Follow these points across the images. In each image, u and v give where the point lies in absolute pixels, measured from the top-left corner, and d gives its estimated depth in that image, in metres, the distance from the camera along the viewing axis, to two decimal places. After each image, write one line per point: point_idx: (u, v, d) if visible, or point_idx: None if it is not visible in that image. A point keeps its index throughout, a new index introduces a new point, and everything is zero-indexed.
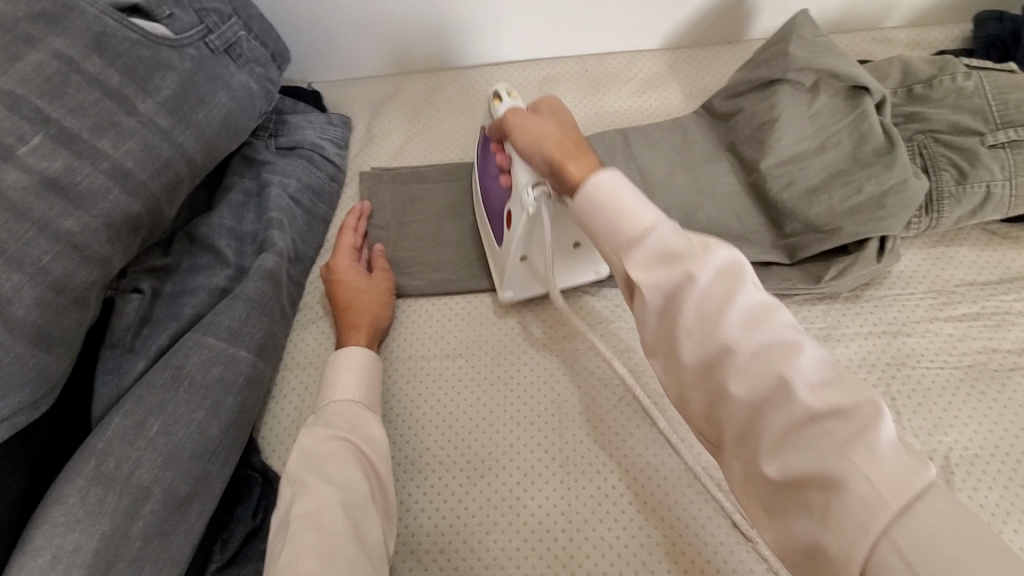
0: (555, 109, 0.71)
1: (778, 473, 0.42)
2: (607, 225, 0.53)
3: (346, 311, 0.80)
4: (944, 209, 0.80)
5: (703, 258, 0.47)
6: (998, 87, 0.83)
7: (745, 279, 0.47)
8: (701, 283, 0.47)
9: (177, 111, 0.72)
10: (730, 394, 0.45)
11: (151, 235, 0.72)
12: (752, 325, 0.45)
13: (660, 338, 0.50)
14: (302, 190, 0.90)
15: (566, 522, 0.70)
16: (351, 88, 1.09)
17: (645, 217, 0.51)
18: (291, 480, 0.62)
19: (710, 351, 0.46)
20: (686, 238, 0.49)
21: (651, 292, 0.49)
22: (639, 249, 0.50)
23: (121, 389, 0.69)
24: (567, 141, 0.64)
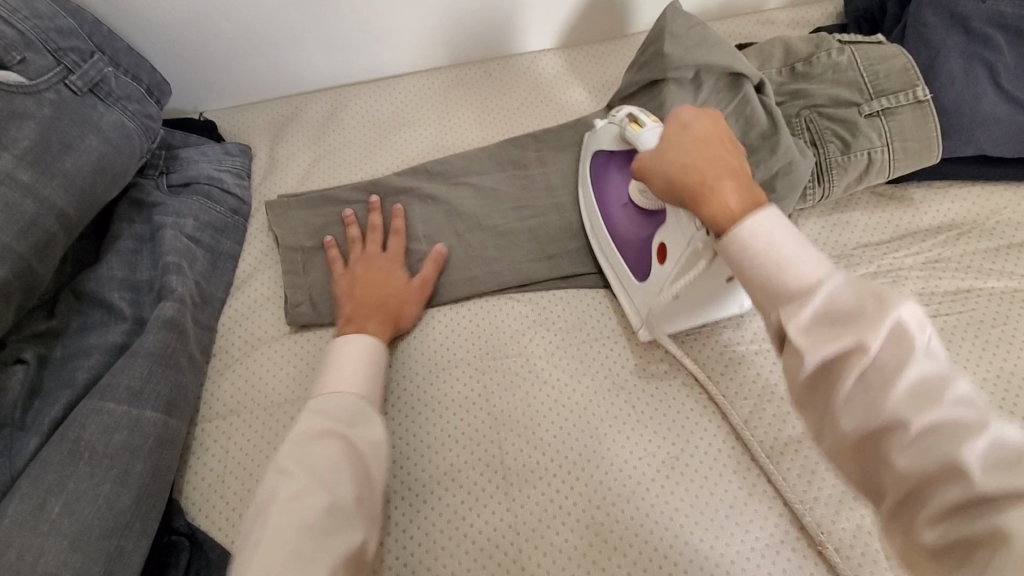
0: (685, 129, 0.60)
1: (960, 543, 0.36)
2: (763, 272, 0.47)
3: (386, 301, 0.79)
4: (834, 177, 0.85)
5: (884, 313, 0.41)
6: (868, 58, 0.88)
7: (916, 340, 0.41)
8: (870, 350, 0.41)
9: (39, 162, 0.67)
10: (891, 462, 0.40)
11: (27, 300, 0.66)
12: (922, 399, 0.40)
13: (807, 394, 0.45)
14: (200, 228, 0.85)
15: (513, 534, 0.69)
16: (247, 114, 1.04)
17: (810, 268, 0.45)
18: (277, 469, 0.58)
19: (868, 416, 0.41)
20: (858, 289, 0.43)
21: (810, 356, 0.43)
22: (804, 307, 0.44)
23: (15, 471, 0.63)
24: (704, 174, 0.56)
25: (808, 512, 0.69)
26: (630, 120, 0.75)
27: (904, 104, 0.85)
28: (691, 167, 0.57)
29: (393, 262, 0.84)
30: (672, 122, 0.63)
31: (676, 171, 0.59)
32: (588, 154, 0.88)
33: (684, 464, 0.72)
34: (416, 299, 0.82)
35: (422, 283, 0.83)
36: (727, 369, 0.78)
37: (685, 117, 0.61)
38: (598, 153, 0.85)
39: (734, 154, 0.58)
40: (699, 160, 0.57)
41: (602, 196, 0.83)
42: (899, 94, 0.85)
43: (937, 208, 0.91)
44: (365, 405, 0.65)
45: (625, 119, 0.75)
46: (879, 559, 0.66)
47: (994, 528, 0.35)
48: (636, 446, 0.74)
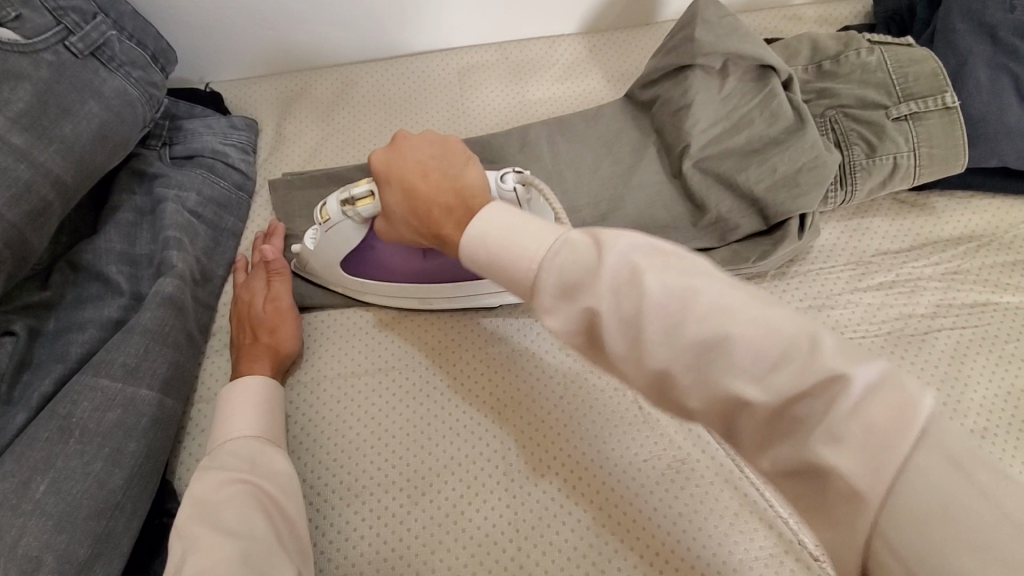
0: (393, 171, 0.62)
1: (777, 458, 0.35)
2: (503, 270, 0.45)
3: (263, 330, 0.75)
4: (857, 181, 0.83)
5: (601, 264, 0.40)
6: (898, 60, 0.85)
7: (647, 279, 0.39)
8: (606, 306, 0.39)
9: (34, 127, 0.64)
10: (691, 405, 0.39)
11: (20, 270, 0.63)
12: (674, 330, 0.37)
13: (603, 360, 0.43)
14: (203, 203, 0.82)
15: (511, 529, 0.68)
16: (254, 87, 1.00)
17: (533, 250, 0.43)
18: (182, 534, 0.56)
19: (647, 370, 0.39)
20: (576, 245, 0.42)
21: (575, 336, 0.42)
22: (540, 295, 0.42)
23: (1, 447, 0.61)
24: (435, 205, 0.57)
25: None
26: (344, 203, 0.69)
27: (932, 109, 0.82)
28: (418, 204, 0.59)
29: (255, 281, 0.79)
30: (376, 173, 0.63)
31: (414, 214, 0.60)
32: (331, 277, 0.80)
33: (689, 468, 0.71)
34: (290, 316, 0.77)
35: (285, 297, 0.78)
36: None
37: (382, 162, 0.63)
38: (346, 266, 0.78)
39: (451, 161, 0.61)
40: (428, 191, 0.58)
41: (401, 271, 0.77)
42: (928, 99, 0.82)
43: (959, 218, 0.88)
44: (263, 449, 0.65)
45: (343, 207, 0.69)
46: None
47: (804, 454, 0.34)
48: (640, 448, 0.72)
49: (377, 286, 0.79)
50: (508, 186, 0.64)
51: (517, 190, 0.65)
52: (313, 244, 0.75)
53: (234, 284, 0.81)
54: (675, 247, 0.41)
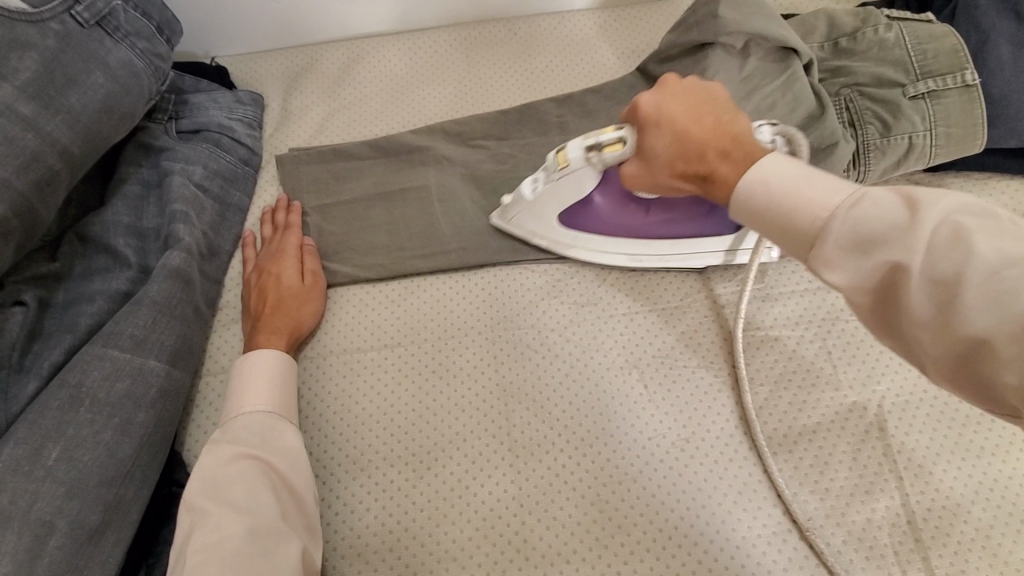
0: (665, 113, 0.57)
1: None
2: (783, 221, 0.45)
3: (279, 304, 0.75)
4: (870, 161, 0.82)
5: (917, 221, 0.38)
6: (917, 37, 0.83)
7: (976, 238, 0.36)
8: (914, 263, 0.38)
9: (41, 97, 0.64)
10: (1000, 377, 0.35)
11: (28, 241, 0.64)
12: (996, 294, 0.35)
13: (888, 325, 0.41)
14: (209, 177, 0.82)
15: (515, 502, 0.69)
16: (260, 62, 0.99)
17: (833, 198, 0.43)
18: (190, 505, 0.58)
19: (948, 336, 0.37)
20: (884, 200, 0.40)
21: (858, 292, 0.41)
22: (824, 245, 0.42)
23: (12, 416, 0.61)
24: (711, 148, 0.54)
25: (817, 503, 0.67)
26: (589, 150, 0.63)
27: (951, 87, 0.80)
28: (689, 146, 0.55)
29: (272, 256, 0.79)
30: (641, 116, 0.59)
31: (681, 157, 0.56)
32: (536, 228, 0.80)
33: (694, 446, 0.71)
34: (312, 294, 0.78)
35: (314, 274, 0.79)
36: (743, 355, 0.75)
37: (651, 104, 0.58)
38: (563, 216, 0.76)
39: (721, 111, 0.57)
40: (699, 135, 0.55)
41: (617, 225, 0.76)
42: (947, 76, 0.80)
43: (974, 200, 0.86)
44: (275, 424, 0.66)
45: (587, 152, 0.63)
46: (888, 554, 0.65)
47: None
48: (644, 426, 0.72)
49: (589, 237, 0.79)
50: (764, 139, 0.66)
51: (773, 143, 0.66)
52: (534, 193, 0.73)
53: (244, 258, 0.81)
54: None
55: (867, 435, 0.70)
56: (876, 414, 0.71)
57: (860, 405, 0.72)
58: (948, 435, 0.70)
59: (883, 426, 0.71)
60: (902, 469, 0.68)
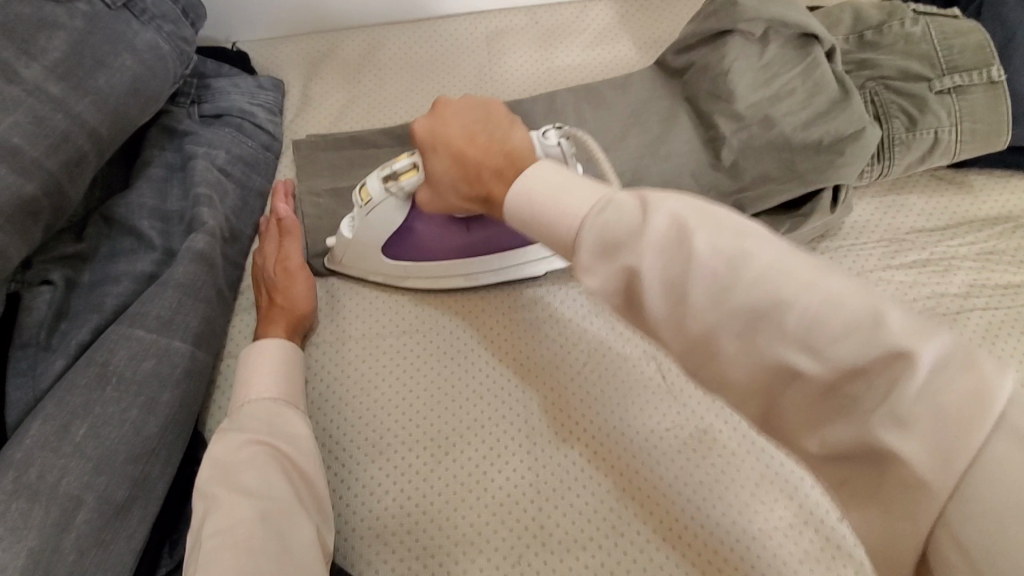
0: (438, 138, 0.60)
1: (825, 439, 0.34)
2: (548, 229, 0.43)
3: (270, 299, 0.75)
4: (894, 155, 0.81)
5: (646, 222, 0.37)
6: (943, 32, 0.82)
7: (696, 239, 0.36)
8: (647, 265, 0.37)
9: (70, 77, 0.64)
10: (729, 371, 0.36)
11: (57, 221, 0.64)
12: (723, 293, 0.35)
13: (632, 324, 0.40)
14: (232, 162, 0.83)
15: (532, 489, 0.69)
16: (280, 48, 1.00)
17: (580, 206, 0.41)
18: (203, 493, 0.58)
19: (682, 334, 0.37)
20: (619, 204, 0.39)
21: (606, 297, 0.39)
22: (579, 254, 0.40)
23: (39, 392, 0.62)
24: (484, 168, 0.56)
25: (834, 497, 0.67)
26: (387, 180, 0.68)
27: (977, 83, 0.79)
28: (466, 166, 0.58)
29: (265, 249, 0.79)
30: (420, 141, 0.62)
31: (464, 179, 0.58)
32: (366, 264, 0.79)
33: (711, 437, 0.71)
34: (303, 275, 0.77)
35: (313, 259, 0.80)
36: None
37: (425, 128, 0.61)
38: (385, 249, 0.76)
39: (495, 123, 0.60)
40: (473, 155, 0.57)
41: (438, 250, 0.76)
42: (972, 73, 0.80)
43: (997, 197, 0.86)
44: (280, 411, 0.66)
45: (386, 183, 0.68)
46: None
47: (868, 436, 0.31)
48: (662, 416, 0.72)
49: (433, 266, 0.78)
50: (551, 143, 0.63)
51: (562, 147, 0.64)
52: (352, 229, 0.74)
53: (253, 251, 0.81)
54: (720, 206, 0.39)
55: None
56: None
57: None
58: None
59: None
60: None
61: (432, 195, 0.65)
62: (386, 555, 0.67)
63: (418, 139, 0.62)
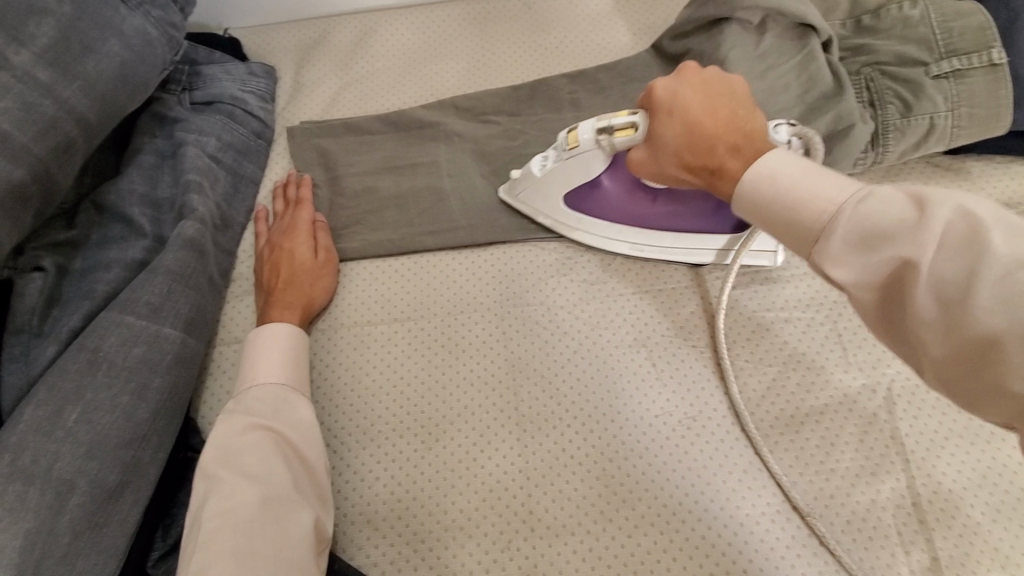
0: (679, 102, 0.57)
1: None
2: (790, 218, 0.44)
3: (292, 281, 0.76)
4: (889, 142, 0.80)
5: (926, 217, 0.37)
6: (943, 14, 0.80)
7: (991, 236, 0.35)
8: (925, 263, 0.37)
9: (57, 63, 0.64)
10: (1006, 383, 0.34)
11: (46, 208, 0.64)
12: (1012, 296, 0.33)
13: (893, 326, 0.40)
14: (222, 149, 0.82)
15: (521, 476, 0.70)
16: (272, 34, 0.99)
17: (838, 196, 0.42)
18: (205, 474, 0.59)
19: (961, 339, 0.35)
20: (890, 198, 0.40)
21: (864, 290, 0.40)
22: (830, 241, 0.41)
23: (31, 377, 0.63)
24: (721, 144, 0.54)
25: (821, 484, 0.68)
26: (600, 132, 0.64)
27: (977, 67, 0.78)
28: (698, 138, 0.55)
29: (281, 233, 0.79)
30: (655, 102, 0.58)
31: (692, 150, 0.55)
32: (541, 206, 0.80)
33: (701, 424, 0.71)
34: (327, 266, 0.79)
35: (327, 251, 0.80)
36: (752, 336, 0.75)
37: (665, 90, 0.58)
38: (569, 195, 0.76)
39: (742, 100, 0.57)
40: (715, 132, 0.55)
41: (614, 211, 0.76)
42: (972, 56, 0.78)
43: (994, 184, 0.85)
44: (287, 397, 0.66)
45: (597, 135, 0.65)
46: (891, 534, 0.65)
47: None
48: (652, 404, 0.72)
49: (594, 222, 0.78)
50: (782, 138, 0.64)
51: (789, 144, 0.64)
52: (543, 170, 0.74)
53: (258, 232, 0.81)
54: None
55: (874, 418, 0.70)
56: (885, 397, 0.71)
57: (870, 387, 0.72)
58: (955, 420, 0.70)
59: (892, 410, 0.70)
60: (911, 451, 0.68)
61: (634, 158, 0.62)
62: (377, 541, 0.67)
63: (655, 100, 0.58)
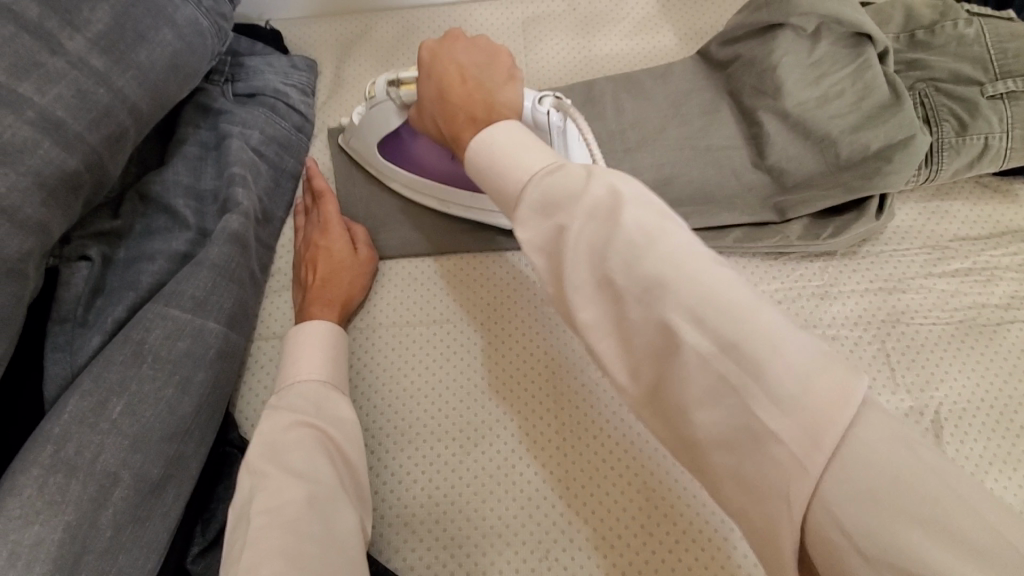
0: (437, 67, 0.56)
1: (696, 418, 0.35)
2: (498, 182, 0.44)
3: (334, 275, 0.75)
4: (943, 161, 0.79)
5: (587, 191, 0.38)
6: (998, 35, 0.80)
7: (625, 210, 0.37)
8: (576, 234, 0.38)
9: (112, 51, 0.63)
10: (631, 343, 0.37)
11: (95, 196, 0.64)
12: (627, 266, 0.36)
13: (556, 289, 0.41)
14: (266, 142, 0.82)
15: (561, 485, 0.69)
16: (315, 27, 0.98)
17: (537, 164, 0.42)
18: (250, 470, 0.58)
19: (605, 304, 0.38)
20: (570, 171, 0.40)
21: (539, 256, 0.41)
22: (522, 207, 0.41)
23: (76, 367, 0.62)
24: (462, 111, 0.52)
25: None
26: (390, 84, 0.67)
27: None
28: (448, 105, 0.54)
29: (321, 227, 0.78)
30: (422, 62, 0.58)
31: (444, 116, 0.55)
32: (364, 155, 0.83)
33: None
34: (366, 263, 0.78)
35: (365, 247, 0.79)
36: None
37: (428, 53, 0.57)
38: (383, 146, 0.80)
39: (493, 72, 0.55)
40: (457, 97, 0.53)
41: (427, 166, 0.79)
42: None
43: None
44: (330, 394, 0.66)
45: (387, 87, 0.68)
46: None
47: (745, 422, 0.33)
48: None
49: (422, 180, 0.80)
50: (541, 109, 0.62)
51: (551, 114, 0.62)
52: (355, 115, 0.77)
53: (298, 226, 0.81)
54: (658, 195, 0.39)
55: None
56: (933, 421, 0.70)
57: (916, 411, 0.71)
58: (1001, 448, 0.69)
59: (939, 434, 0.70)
60: None
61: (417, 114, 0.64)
62: (414, 545, 0.67)
63: (422, 57, 0.58)
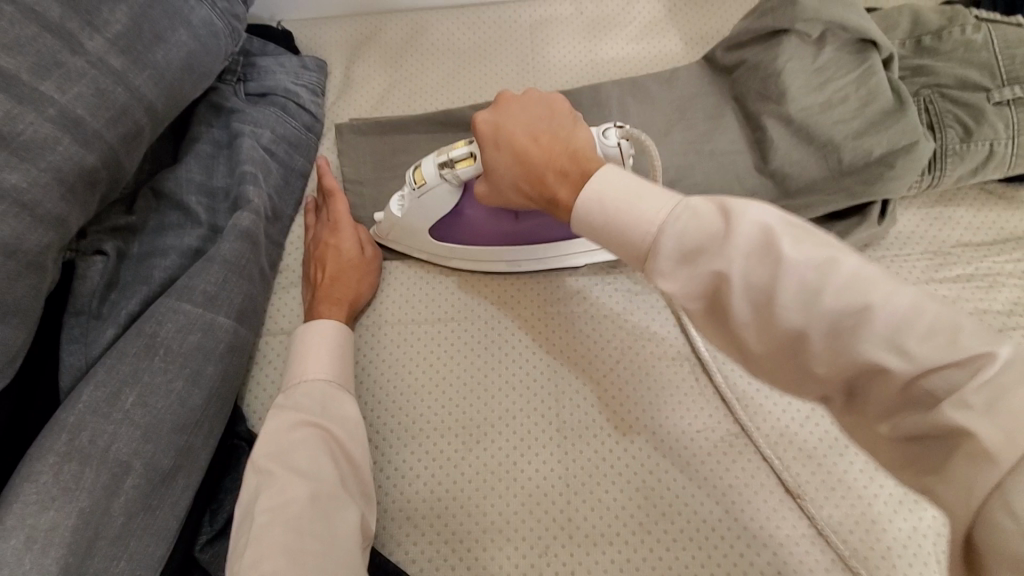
0: (505, 135, 0.60)
1: (902, 428, 0.37)
2: (620, 237, 0.46)
3: (340, 274, 0.76)
4: (946, 167, 0.79)
5: (731, 228, 0.41)
6: (1006, 41, 0.80)
7: (783, 243, 0.40)
8: (735, 269, 0.41)
9: (130, 51, 0.65)
10: (813, 367, 0.40)
11: (111, 192, 0.66)
12: (808, 293, 0.39)
13: (721, 330, 0.44)
14: (276, 141, 0.83)
15: (562, 482, 0.70)
16: (325, 28, 1.00)
17: (658, 211, 0.45)
18: (256, 468, 0.60)
19: (774, 334, 0.40)
20: (701, 209, 0.43)
21: (695, 300, 0.44)
22: (660, 257, 0.44)
23: (91, 359, 0.64)
24: (550, 168, 0.56)
25: (864, 508, 0.67)
26: (443, 166, 0.68)
27: None
28: (530, 166, 0.58)
29: (329, 227, 0.80)
30: (482, 133, 0.62)
31: (529, 178, 0.58)
32: (412, 242, 0.80)
33: (742, 442, 0.71)
34: (372, 263, 0.80)
35: (371, 247, 0.81)
36: None
37: (489, 122, 0.62)
38: (435, 230, 0.78)
39: (560, 121, 0.61)
40: (539, 157, 0.57)
41: (487, 233, 0.77)
42: None
43: None
44: (335, 394, 0.67)
45: (441, 170, 0.68)
46: (931, 562, 0.64)
47: (937, 424, 0.34)
48: (694, 419, 0.72)
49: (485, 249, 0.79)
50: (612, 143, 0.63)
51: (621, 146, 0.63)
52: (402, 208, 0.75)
53: (306, 226, 0.82)
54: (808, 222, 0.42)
55: None
56: None
57: None
58: None
59: None
60: None
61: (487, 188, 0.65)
62: (416, 539, 0.68)
63: (483, 131, 0.62)
